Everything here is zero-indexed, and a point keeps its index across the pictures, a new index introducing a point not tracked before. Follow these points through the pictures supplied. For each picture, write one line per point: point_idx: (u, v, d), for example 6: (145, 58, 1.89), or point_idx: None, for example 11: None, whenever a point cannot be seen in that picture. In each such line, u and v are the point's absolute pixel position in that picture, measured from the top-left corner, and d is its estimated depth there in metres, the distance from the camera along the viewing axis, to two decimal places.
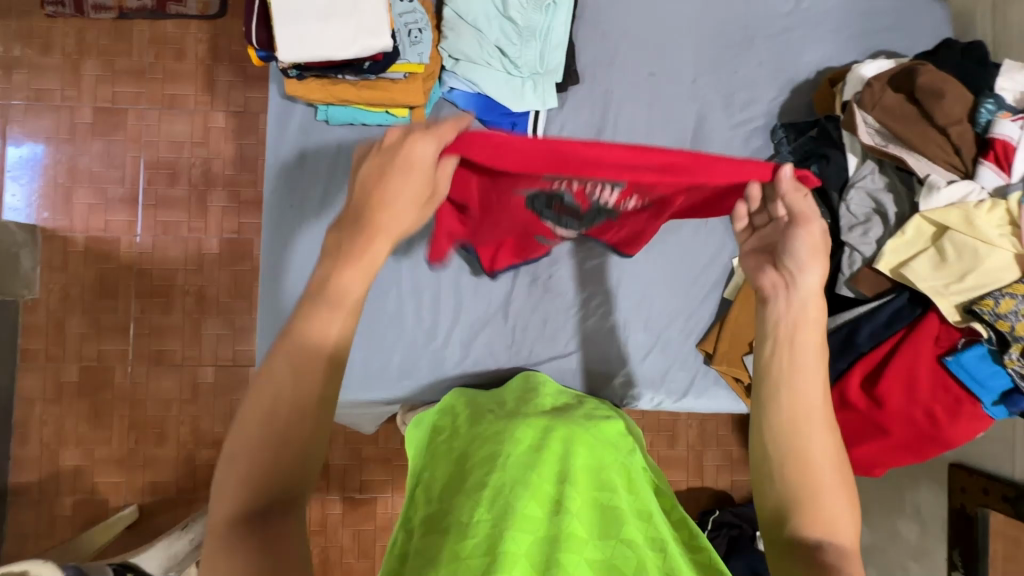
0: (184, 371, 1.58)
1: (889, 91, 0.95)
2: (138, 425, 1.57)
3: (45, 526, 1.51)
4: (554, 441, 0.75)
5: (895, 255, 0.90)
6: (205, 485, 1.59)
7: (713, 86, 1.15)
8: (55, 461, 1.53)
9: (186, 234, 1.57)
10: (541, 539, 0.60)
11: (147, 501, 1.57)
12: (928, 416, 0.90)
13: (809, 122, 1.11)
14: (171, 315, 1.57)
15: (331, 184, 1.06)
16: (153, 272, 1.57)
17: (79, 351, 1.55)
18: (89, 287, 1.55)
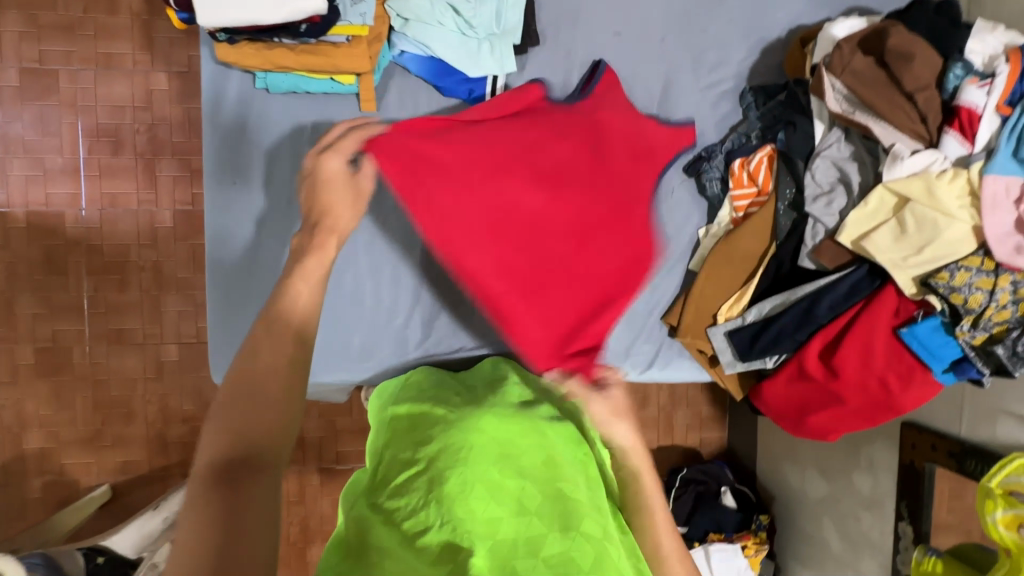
0: (148, 349, 1.53)
1: (859, 53, 0.91)
2: (103, 405, 1.53)
3: (16, 509, 1.50)
4: (522, 435, 0.73)
5: (856, 227, 0.89)
6: (178, 462, 1.57)
7: (681, 46, 1.10)
8: (19, 445, 1.49)
9: (136, 206, 1.48)
10: (499, 542, 0.59)
11: (120, 480, 1.55)
12: (881, 384, 0.92)
13: (778, 85, 1.07)
14: (128, 291, 1.50)
15: (276, 156, 1.03)
16: (104, 247, 1.48)
17: (32, 331, 1.48)
18: (35, 265, 1.46)
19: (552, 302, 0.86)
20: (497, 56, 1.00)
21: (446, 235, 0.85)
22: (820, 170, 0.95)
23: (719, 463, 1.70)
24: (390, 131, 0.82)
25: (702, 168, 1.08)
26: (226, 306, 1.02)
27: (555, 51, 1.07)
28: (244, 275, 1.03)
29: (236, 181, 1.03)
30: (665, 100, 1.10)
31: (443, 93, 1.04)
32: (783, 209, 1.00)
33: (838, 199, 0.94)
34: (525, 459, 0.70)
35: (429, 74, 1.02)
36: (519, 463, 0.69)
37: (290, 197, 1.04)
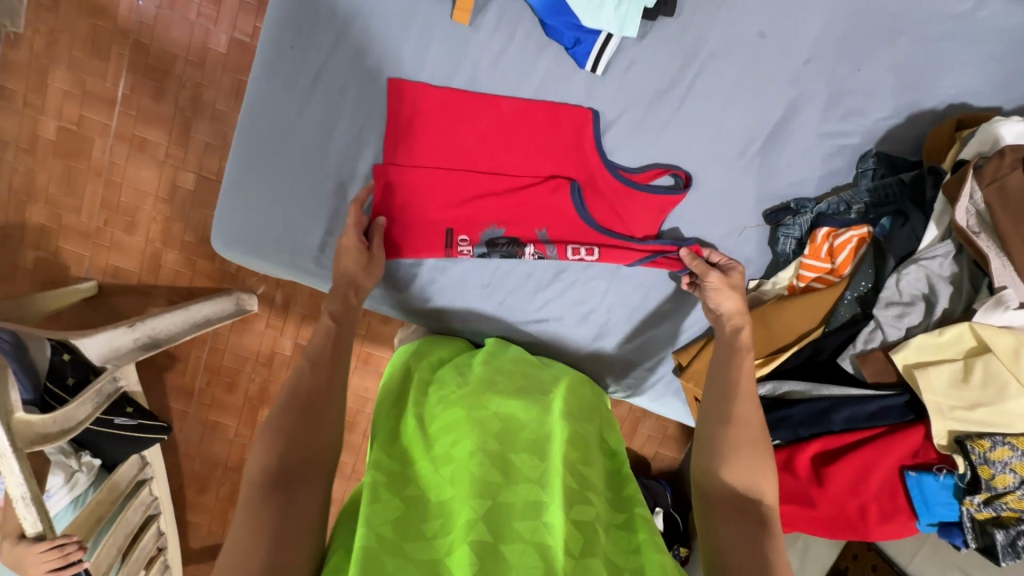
0: (167, 167, 1.46)
1: (1018, 169, 0.78)
2: (110, 206, 1.47)
3: (5, 270, 1.48)
4: (522, 412, 0.83)
5: (916, 352, 0.81)
6: (166, 285, 1.54)
7: (825, 75, 0.94)
8: (21, 214, 1.45)
9: (195, 18, 1.38)
10: (500, 502, 0.68)
11: (108, 282, 1.52)
12: (860, 510, 0.87)
13: (907, 163, 0.95)
14: (163, 103, 1.41)
15: (342, 38, 0.91)
16: (152, 48, 1.39)
17: (60, 108, 1.40)
18: (80, 40, 1.38)
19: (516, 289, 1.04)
20: (621, 13, 0.85)
21: (396, 190, 0.95)
22: (908, 278, 0.85)
23: (661, 482, 1.48)
24: (406, 82, 0.92)
25: (784, 220, 0.97)
26: (241, 180, 0.94)
27: (686, 30, 0.91)
28: (263, 148, 0.94)
29: (296, 49, 0.91)
30: (778, 131, 0.97)
31: (547, 33, 0.90)
32: (848, 299, 0.91)
33: (911, 315, 0.85)
34: (524, 433, 0.80)
35: (541, 6, 0.88)
36: (518, 440, 0.78)
37: (342, 84, 0.93)
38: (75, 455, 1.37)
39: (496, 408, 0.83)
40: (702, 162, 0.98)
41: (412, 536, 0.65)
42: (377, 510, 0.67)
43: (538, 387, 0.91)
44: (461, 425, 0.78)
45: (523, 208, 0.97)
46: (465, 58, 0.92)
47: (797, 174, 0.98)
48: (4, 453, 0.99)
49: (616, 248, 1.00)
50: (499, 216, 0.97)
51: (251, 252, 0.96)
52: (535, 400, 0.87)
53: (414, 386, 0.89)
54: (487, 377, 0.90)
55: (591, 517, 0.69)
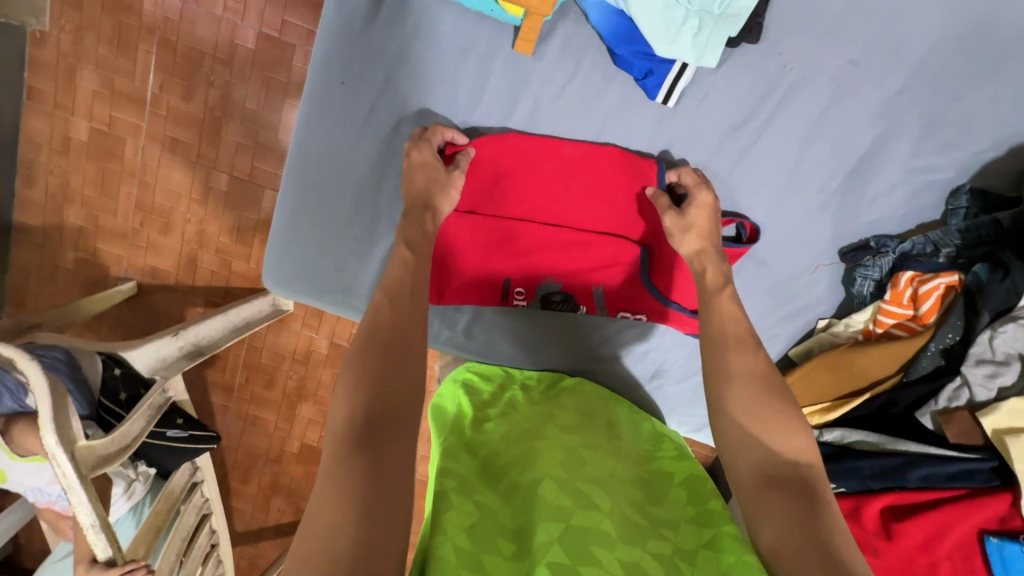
0: (199, 169, 1.42)
1: None
2: (145, 207, 1.45)
3: (48, 270, 1.49)
4: (585, 446, 0.78)
5: (1010, 417, 0.77)
6: (204, 286, 1.53)
7: (918, 105, 0.86)
8: (60, 215, 1.45)
9: (220, 12, 1.30)
10: (575, 526, 0.63)
11: (147, 282, 1.52)
12: (928, 567, 0.83)
13: (1005, 200, 0.87)
14: (192, 103, 1.36)
15: (397, 75, 0.85)
16: (178, 45, 1.33)
17: (89, 108, 1.37)
18: (106, 38, 1.32)
19: (570, 331, 1.00)
20: (700, 44, 0.78)
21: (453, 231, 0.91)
22: (1006, 336, 0.78)
23: None
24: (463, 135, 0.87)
25: (864, 260, 0.92)
26: (293, 220, 0.92)
27: (768, 57, 0.83)
28: (314, 190, 0.91)
29: (347, 84, 0.85)
30: (862, 166, 0.90)
31: (616, 63, 0.83)
32: (931, 351, 0.86)
33: (1005, 376, 0.79)
34: (587, 467, 0.72)
35: (611, 36, 0.81)
36: (586, 468, 0.72)
37: (396, 124, 0.88)
38: (132, 466, 1.40)
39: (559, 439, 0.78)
40: (773, 197, 0.92)
41: (488, 551, 0.61)
42: (450, 524, 0.63)
43: (594, 419, 0.86)
44: (527, 457, 0.74)
45: (580, 251, 0.94)
46: (526, 90, 0.86)
47: (880, 211, 0.92)
48: (73, 484, 1.03)
49: (675, 294, 0.96)
50: (557, 259, 0.94)
51: (302, 290, 0.95)
52: (596, 439, 0.81)
53: (471, 418, 0.85)
54: (545, 414, 0.84)
55: (670, 551, 0.64)
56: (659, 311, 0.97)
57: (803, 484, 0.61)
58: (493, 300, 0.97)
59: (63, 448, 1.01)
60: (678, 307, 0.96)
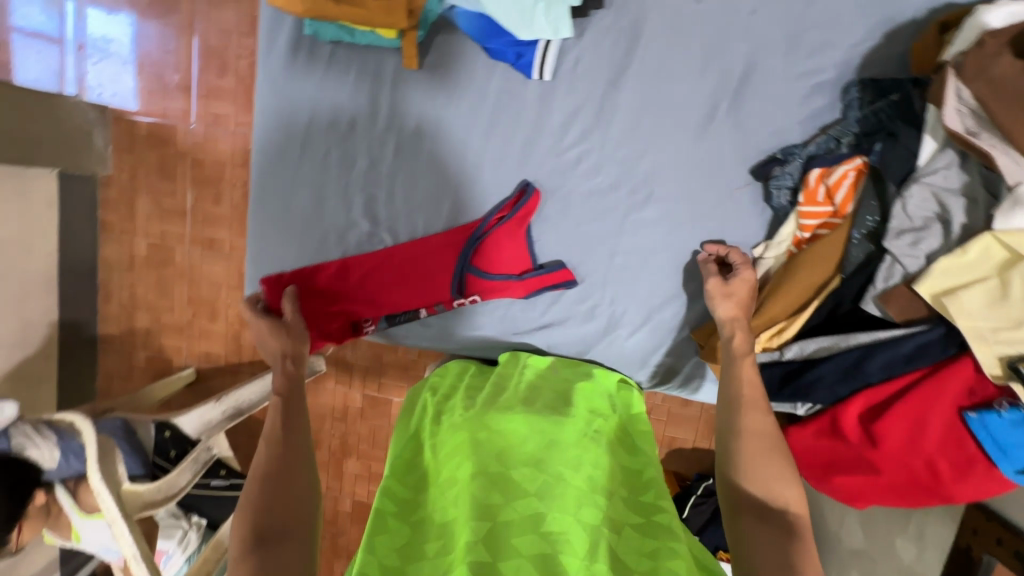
0: (233, 259, 1.66)
1: (1006, 55, 0.68)
2: (195, 300, 1.70)
3: (126, 370, 1.75)
4: (525, 426, 0.81)
5: (942, 278, 0.72)
6: (248, 361, 1.73)
7: (780, 19, 0.90)
8: (131, 321, 1.73)
9: (234, 127, 1.58)
10: (500, 522, 0.63)
11: (204, 366, 1.75)
12: (928, 468, 0.78)
13: (896, 81, 0.86)
14: (221, 205, 1.62)
15: (317, 111, 1.03)
16: (206, 162, 1.60)
17: (146, 227, 1.66)
18: (152, 169, 1.62)
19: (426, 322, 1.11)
20: (551, 20, 0.89)
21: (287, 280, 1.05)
22: (914, 200, 0.77)
23: None
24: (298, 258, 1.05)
25: (773, 171, 0.92)
26: (262, 251, 1.08)
27: (621, 17, 0.93)
28: (274, 223, 1.07)
29: (280, 129, 1.04)
30: (744, 86, 0.93)
31: (490, 56, 0.96)
32: (857, 238, 0.83)
33: (928, 239, 0.76)
34: (525, 448, 0.77)
35: (478, 34, 0.94)
36: (518, 453, 0.76)
37: (328, 152, 1.04)
38: (185, 517, 1.53)
39: (499, 425, 0.81)
40: (669, 137, 0.97)
41: (413, 559, 0.63)
42: (379, 540, 0.65)
43: (542, 398, 0.90)
44: (465, 445, 0.76)
45: (393, 258, 1.05)
46: (425, 98, 1.00)
47: (778, 122, 0.94)
48: (116, 518, 1.18)
49: (499, 268, 1.04)
50: (380, 274, 1.06)
51: None
52: (541, 413, 0.85)
53: (427, 419, 0.89)
54: (491, 402, 0.88)
55: (599, 520, 0.66)
56: (488, 288, 1.05)
57: (787, 522, 0.69)
58: (348, 334, 1.12)
59: (108, 487, 1.18)
60: (504, 275, 1.04)
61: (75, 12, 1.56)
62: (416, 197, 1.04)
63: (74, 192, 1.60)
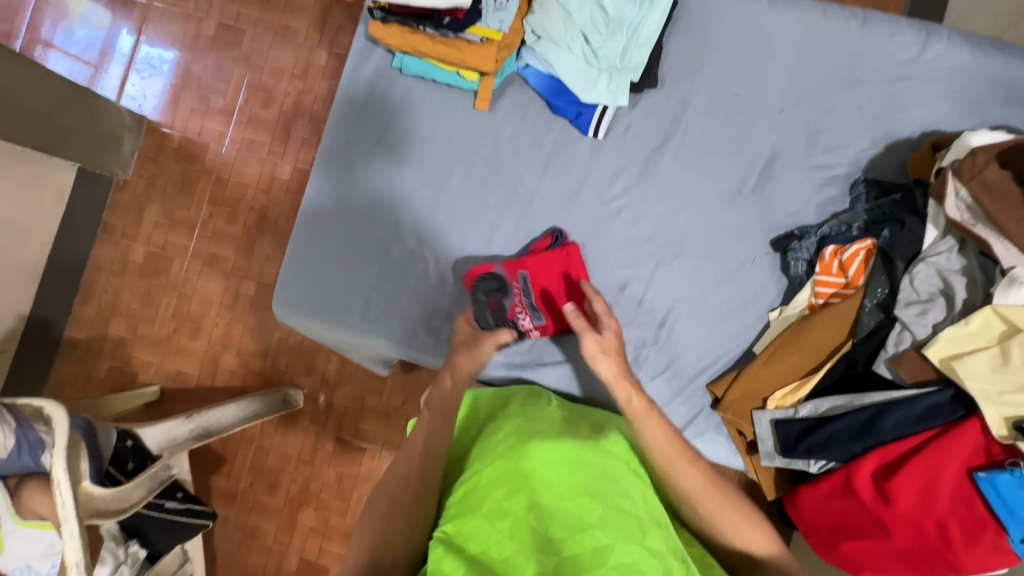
0: (232, 278, 1.64)
1: (994, 165, 0.84)
2: (181, 315, 1.64)
3: (81, 381, 1.61)
4: (568, 455, 0.80)
5: (949, 344, 0.81)
6: (220, 388, 1.62)
7: (800, 121, 1.07)
8: (104, 327, 1.63)
9: (265, 155, 1.65)
10: (563, 555, 0.67)
11: (169, 387, 1.62)
12: (939, 529, 0.81)
13: (896, 183, 1.01)
14: (234, 224, 1.64)
15: (388, 131, 1.11)
16: (229, 182, 1.65)
17: (150, 235, 1.65)
18: (173, 181, 1.65)
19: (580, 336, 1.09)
20: (612, 87, 1.05)
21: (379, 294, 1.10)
22: (921, 277, 0.89)
23: None
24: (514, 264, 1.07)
25: (791, 245, 1.04)
26: (302, 249, 1.10)
27: (671, 96, 1.09)
28: (323, 227, 1.11)
29: (350, 141, 1.11)
30: (767, 171, 1.08)
31: (554, 111, 1.09)
32: (869, 307, 0.93)
33: (933, 311, 0.87)
34: (577, 476, 0.78)
35: (545, 91, 1.09)
36: (570, 483, 0.77)
37: (389, 171, 1.11)
38: (124, 544, 1.27)
39: (542, 454, 0.80)
40: (700, 203, 1.08)
41: None
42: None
43: (578, 426, 0.90)
44: (515, 475, 0.77)
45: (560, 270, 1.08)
46: (486, 138, 1.10)
47: (796, 205, 1.07)
48: (67, 517, 1.02)
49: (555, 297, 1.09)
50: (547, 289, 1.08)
51: (306, 313, 1.09)
52: (578, 438, 0.85)
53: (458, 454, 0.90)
54: (526, 429, 0.87)
55: (664, 547, 0.70)
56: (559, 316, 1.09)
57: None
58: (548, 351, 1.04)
59: (69, 479, 1.02)
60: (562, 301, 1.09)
61: (130, 38, 1.66)
62: (464, 223, 1.10)
63: (89, 188, 1.59)
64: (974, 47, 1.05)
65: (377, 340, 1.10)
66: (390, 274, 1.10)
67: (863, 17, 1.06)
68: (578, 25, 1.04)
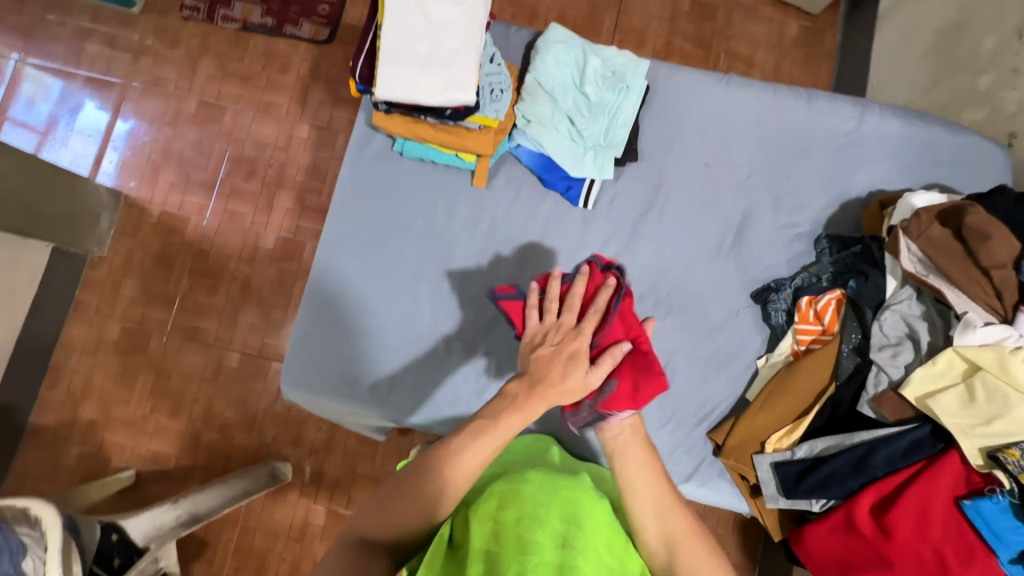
0: (214, 351, 1.59)
1: (936, 224, 0.96)
2: (158, 392, 1.56)
3: (47, 470, 1.51)
4: (565, 486, 0.83)
5: (922, 384, 0.91)
6: (201, 467, 1.54)
7: (766, 186, 1.20)
8: (74, 411, 1.54)
9: (248, 225, 1.64)
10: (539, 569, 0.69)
11: (146, 469, 1.53)
12: (936, 557, 0.88)
13: (853, 237, 1.14)
14: (215, 295, 1.61)
15: (392, 209, 1.17)
16: (211, 253, 1.63)
17: (126, 311, 1.59)
18: (151, 255, 1.62)
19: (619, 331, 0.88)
20: (598, 163, 1.16)
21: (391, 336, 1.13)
22: (888, 322, 1.00)
23: None
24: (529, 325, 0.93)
25: (771, 296, 1.14)
26: (310, 325, 1.12)
27: (651, 168, 1.20)
28: (331, 302, 1.13)
29: (355, 220, 1.16)
30: (743, 231, 1.19)
31: (545, 185, 1.18)
32: (846, 351, 1.02)
33: (904, 353, 0.97)
34: (569, 505, 0.80)
35: (538, 167, 1.18)
36: (560, 509, 0.79)
37: (394, 246, 1.16)
38: None
39: (542, 482, 0.83)
40: (685, 261, 1.18)
41: None
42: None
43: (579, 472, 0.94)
44: (507, 498, 0.80)
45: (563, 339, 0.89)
46: (485, 212, 1.18)
47: (769, 260, 1.18)
48: None
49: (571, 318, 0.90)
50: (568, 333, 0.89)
51: (315, 389, 1.10)
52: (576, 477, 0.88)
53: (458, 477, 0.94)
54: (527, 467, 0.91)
55: None
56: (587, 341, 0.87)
57: None
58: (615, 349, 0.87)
59: None
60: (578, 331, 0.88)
61: (105, 114, 1.67)
62: (468, 292, 1.16)
63: (63, 267, 1.55)
64: (903, 118, 1.21)
65: (390, 412, 1.11)
66: (400, 346, 1.13)
67: (808, 95, 1.22)
68: (564, 110, 1.16)
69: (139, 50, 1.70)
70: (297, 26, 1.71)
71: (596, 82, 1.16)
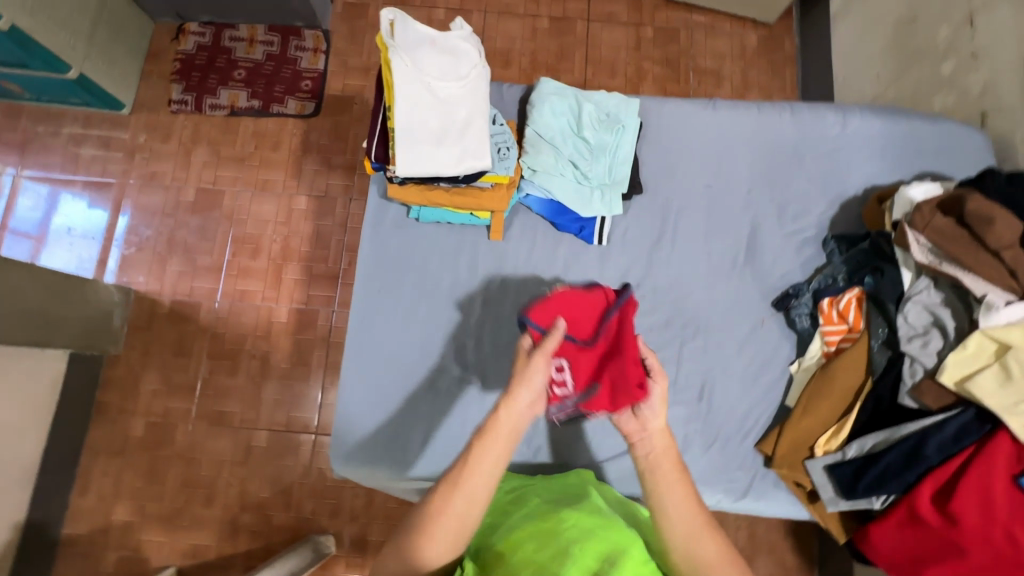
0: (241, 432, 1.57)
1: (939, 214, 1.01)
2: (190, 483, 1.54)
3: None
4: (601, 522, 0.81)
5: (957, 369, 0.94)
6: (242, 553, 1.51)
7: (767, 198, 1.25)
8: (106, 515, 1.51)
9: (260, 302, 1.65)
10: None
11: (186, 564, 1.50)
12: (1008, 538, 0.89)
13: (860, 235, 1.19)
14: (236, 376, 1.61)
15: (416, 273, 1.20)
16: (226, 335, 1.63)
17: (148, 406, 1.58)
18: (168, 345, 1.62)
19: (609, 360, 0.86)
20: (607, 201, 1.21)
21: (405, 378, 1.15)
22: (913, 313, 1.03)
23: None
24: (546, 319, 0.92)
25: (792, 303, 1.18)
26: (352, 399, 1.14)
27: (656, 198, 1.25)
28: (369, 373, 1.15)
29: (383, 290, 1.19)
30: (753, 244, 1.24)
31: (558, 229, 1.23)
32: (877, 347, 1.06)
33: (934, 340, 1.00)
34: (605, 541, 0.77)
35: (548, 213, 1.23)
36: (597, 543, 0.77)
37: (422, 308, 1.19)
38: None
39: (575, 519, 0.81)
40: (703, 281, 1.22)
41: None
42: None
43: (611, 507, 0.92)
44: (544, 535, 0.78)
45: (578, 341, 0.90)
46: (505, 262, 1.22)
47: (783, 268, 1.22)
48: None
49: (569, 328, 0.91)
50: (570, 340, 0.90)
51: (366, 462, 1.10)
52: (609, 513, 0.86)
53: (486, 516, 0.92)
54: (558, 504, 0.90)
55: None
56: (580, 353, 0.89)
57: None
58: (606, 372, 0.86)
59: None
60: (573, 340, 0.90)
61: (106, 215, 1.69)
62: (500, 342, 1.17)
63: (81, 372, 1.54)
64: (883, 116, 1.28)
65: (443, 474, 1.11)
66: (442, 407, 1.14)
67: (791, 109, 1.29)
68: (566, 156, 1.22)
69: (133, 148, 1.73)
70: (283, 104, 1.75)
71: (593, 126, 1.22)
